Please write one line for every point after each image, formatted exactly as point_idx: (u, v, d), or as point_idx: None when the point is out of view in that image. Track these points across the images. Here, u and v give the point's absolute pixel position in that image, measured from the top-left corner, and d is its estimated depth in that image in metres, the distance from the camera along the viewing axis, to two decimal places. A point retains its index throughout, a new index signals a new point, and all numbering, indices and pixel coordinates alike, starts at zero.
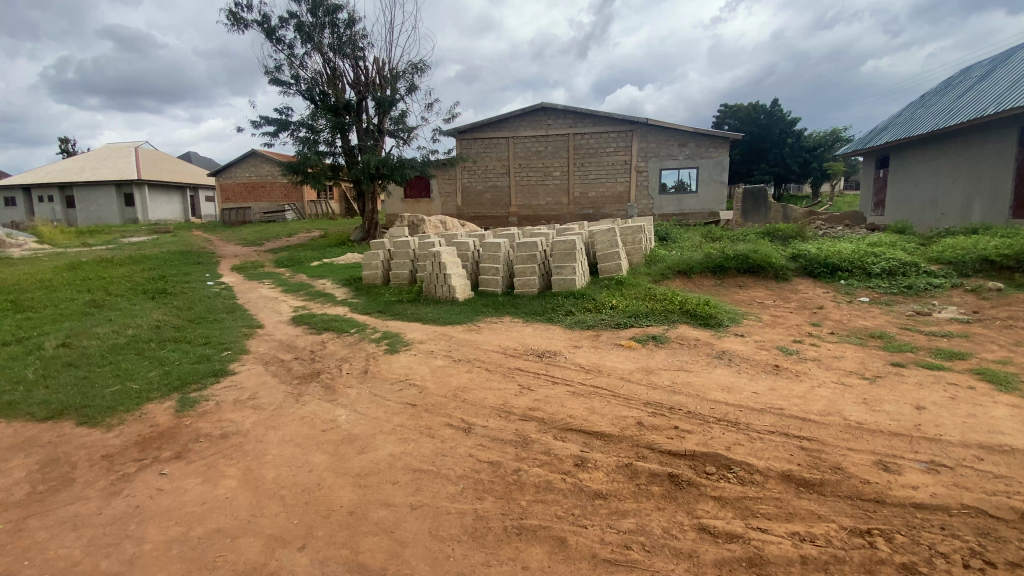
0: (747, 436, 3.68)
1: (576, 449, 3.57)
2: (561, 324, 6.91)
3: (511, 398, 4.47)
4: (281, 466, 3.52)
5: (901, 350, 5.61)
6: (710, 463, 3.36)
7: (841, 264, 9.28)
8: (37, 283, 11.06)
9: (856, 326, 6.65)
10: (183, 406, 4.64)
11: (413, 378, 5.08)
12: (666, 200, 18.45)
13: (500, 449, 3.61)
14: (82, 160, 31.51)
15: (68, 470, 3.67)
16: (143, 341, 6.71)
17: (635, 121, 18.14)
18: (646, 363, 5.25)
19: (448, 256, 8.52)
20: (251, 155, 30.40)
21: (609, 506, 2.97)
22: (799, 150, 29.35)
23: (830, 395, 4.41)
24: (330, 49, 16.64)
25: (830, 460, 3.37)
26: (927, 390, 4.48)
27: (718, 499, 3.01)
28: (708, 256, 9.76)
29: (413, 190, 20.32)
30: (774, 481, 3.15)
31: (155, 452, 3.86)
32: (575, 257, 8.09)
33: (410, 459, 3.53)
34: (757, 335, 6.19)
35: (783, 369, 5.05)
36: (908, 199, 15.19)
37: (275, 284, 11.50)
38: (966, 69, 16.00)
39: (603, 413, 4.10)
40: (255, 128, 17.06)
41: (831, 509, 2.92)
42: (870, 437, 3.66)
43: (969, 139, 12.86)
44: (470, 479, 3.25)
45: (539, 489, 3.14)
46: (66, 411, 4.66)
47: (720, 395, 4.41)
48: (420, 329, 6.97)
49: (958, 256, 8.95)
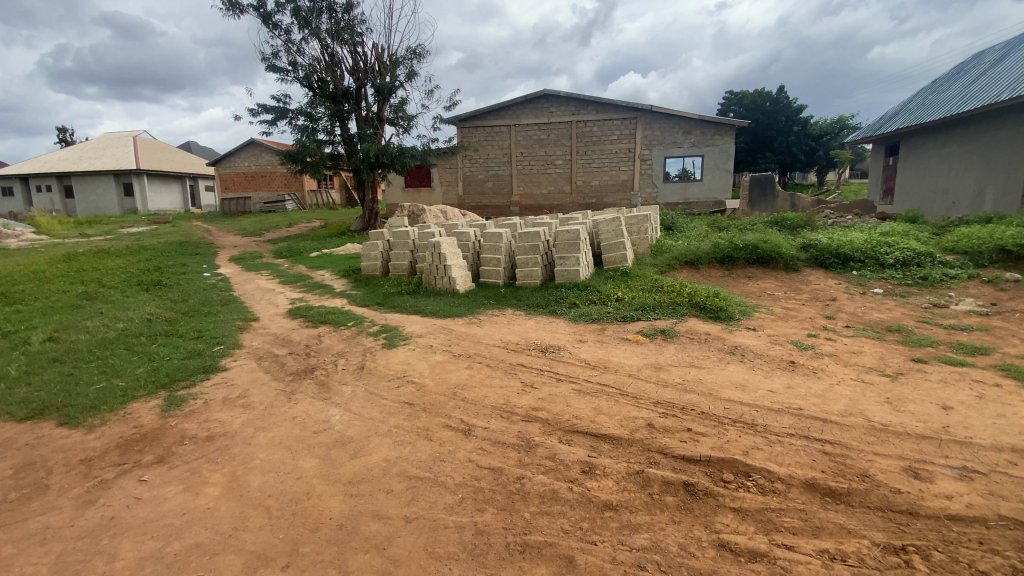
0: (766, 439, 3.44)
1: (583, 453, 3.34)
2: (565, 317, 6.67)
3: (513, 397, 4.24)
4: (268, 472, 3.30)
5: (920, 345, 5.37)
6: (727, 469, 3.13)
7: (852, 253, 9.01)
8: (29, 274, 10.82)
9: (872, 319, 6.40)
10: (170, 405, 4.43)
11: (410, 375, 4.84)
12: (670, 188, 18.15)
13: (502, 453, 3.39)
14: (80, 150, 31.18)
15: (43, 476, 3.47)
16: (133, 335, 6.48)
17: (638, 108, 17.75)
18: (655, 359, 5.02)
19: (448, 246, 8.25)
20: (250, 143, 30.00)
21: (620, 519, 2.74)
22: (805, 138, 28.94)
23: (850, 394, 4.17)
24: (327, 35, 16.25)
25: (856, 467, 3.13)
26: (952, 389, 4.23)
27: (738, 511, 2.79)
28: (717, 246, 9.48)
29: (413, 179, 20.02)
30: (797, 491, 2.92)
31: (137, 456, 3.64)
32: (578, 247, 7.83)
33: (406, 465, 3.30)
34: (769, 329, 5.96)
35: (799, 365, 4.81)
36: (920, 187, 14.80)
37: (274, 275, 11.27)
38: (979, 54, 15.55)
39: (610, 414, 3.86)
40: (253, 116, 16.77)
41: (861, 522, 2.69)
42: (896, 440, 3.43)
43: (982, 125, 12.48)
44: (470, 488, 3.03)
45: (544, 500, 2.91)
46: (48, 410, 4.45)
47: (734, 394, 4.17)
48: (419, 322, 6.74)
49: (973, 245, 8.65)
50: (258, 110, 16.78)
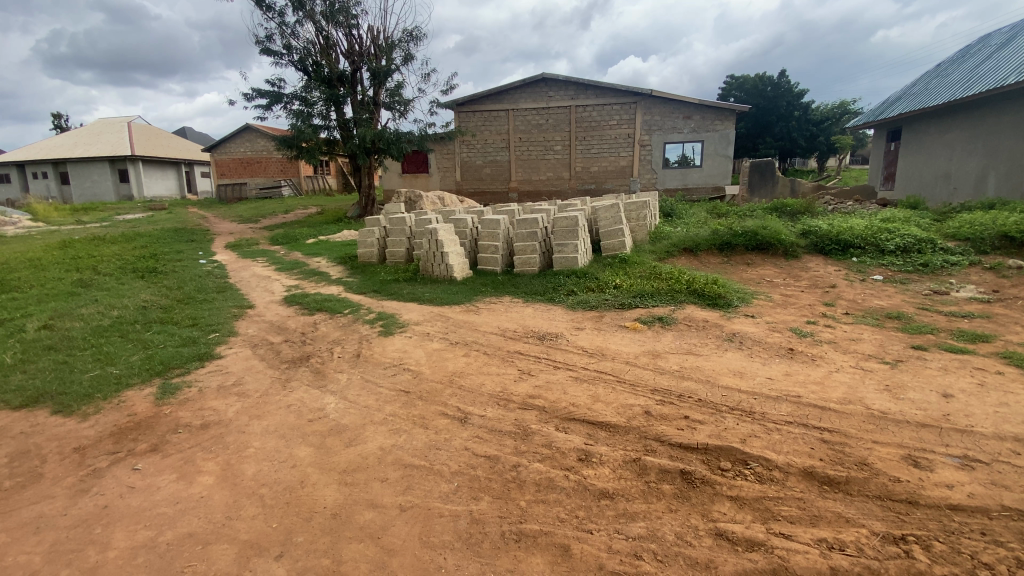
0: (763, 427, 3.42)
1: (580, 441, 3.32)
2: (563, 304, 6.63)
3: (510, 385, 4.21)
4: (263, 461, 3.27)
5: (921, 332, 5.33)
6: (724, 457, 3.11)
7: (853, 240, 8.95)
8: (24, 262, 10.74)
9: (871, 306, 6.37)
10: (164, 394, 4.38)
11: (407, 363, 4.80)
12: (670, 175, 18.02)
13: (498, 441, 3.36)
14: (73, 136, 30.82)
15: (37, 464, 3.44)
16: (129, 322, 6.45)
17: (638, 92, 17.54)
18: (653, 346, 4.99)
19: (446, 233, 8.16)
20: (246, 129, 29.69)
21: (616, 508, 2.72)
22: (805, 124, 28.76)
23: (850, 381, 4.15)
24: (322, 17, 15.93)
25: (855, 456, 3.10)
26: (953, 376, 4.22)
27: (735, 499, 2.77)
28: (716, 232, 9.43)
29: (411, 165, 19.88)
30: (796, 480, 2.90)
31: (131, 444, 3.61)
32: (577, 234, 7.75)
33: (402, 454, 3.28)
34: (768, 316, 5.92)
35: (798, 352, 4.78)
36: (921, 173, 14.69)
37: (269, 262, 11.20)
38: (985, 37, 15.30)
39: (608, 401, 3.83)
40: (247, 101, 16.56)
41: (860, 511, 2.68)
42: (896, 428, 3.40)
43: (985, 110, 12.35)
44: (465, 477, 3.01)
45: (540, 488, 2.89)
46: (42, 398, 4.42)
47: (732, 381, 4.15)
48: (416, 309, 6.70)
49: (975, 231, 8.58)
50: (252, 95, 16.57)
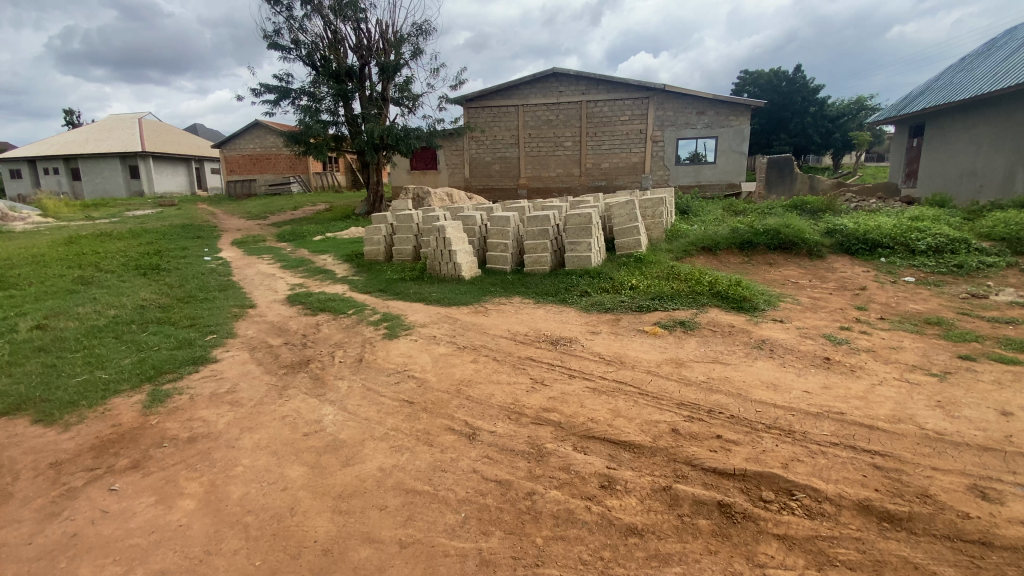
0: (807, 449, 3.06)
1: (601, 464, 2.98)
2: (577, 307, 6.26)
3: (522, 396, 3.87)
4: (250, 483, 2.96)
5: (965, 339, 4.93)
6: (766, 486, 2.75)
7: (880, 239, 8.51)
8: (27, 258, 10.53)
9: (908, 310, 5.95)
10: (153, 402, 4.09)
11: (411, 369, 4.48)
12: (683, 171, 17.54)
13: (509, 463, 3.02)
14: (86, 131, 30.92)
15: (7, 482, 3.16)
16: (124, 322, 6.19)
17: (651, 87, 17.08)
18: (675, 353, 4.62)
19: (453, 230, 7.81)
20: (254, 125, 29.51)
21: (647, 548, 2.38)
22: (822, 120, 27.79)
23: (895, 396, 3.76)
24: (330, 11, 15.64)
25: (914, 486, 2.73)
26: (1009, 391, 3.81)
27: (783, 539, 2.42)
28: (735, 230, 9.05)
29: (419, 162, 19.61)
30: (849, 515, 2.54)
31: (111, 460, 3.32)
32: (590, 232, 7.38)
33: (403, 476, 2.95)
34: (798, 320, 5.54)
35: (835, 362, 4.40)
36: (945, 169, 14.10)
37: (275, 259, 10.91)
38: (1011, 29, 14.69)
39: (630, 417, 3.48)
40: (255, 96, 16.32)
41: (928, 554, 2.31)
42: (955, 452, 3.03)
43: (1013, 105, 11.83)
44: (474, 506, 2.68)
45: (559, 522, 2.55)
46: (24, 405, 4.14)
47: (765, 394, 3.78)
48: (422, 310, 6.37)
49: (1010, 231, 8.10)
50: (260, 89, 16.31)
